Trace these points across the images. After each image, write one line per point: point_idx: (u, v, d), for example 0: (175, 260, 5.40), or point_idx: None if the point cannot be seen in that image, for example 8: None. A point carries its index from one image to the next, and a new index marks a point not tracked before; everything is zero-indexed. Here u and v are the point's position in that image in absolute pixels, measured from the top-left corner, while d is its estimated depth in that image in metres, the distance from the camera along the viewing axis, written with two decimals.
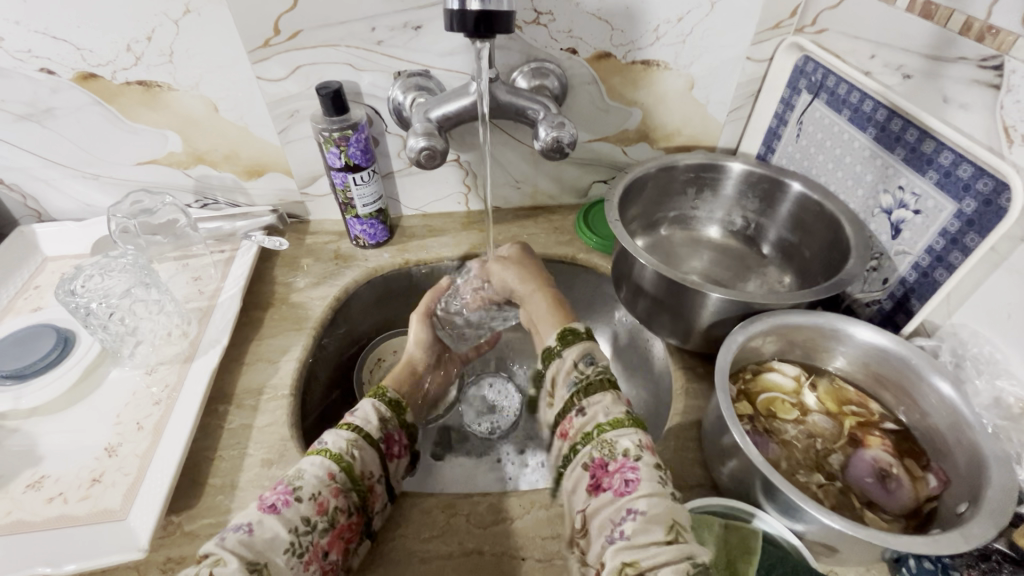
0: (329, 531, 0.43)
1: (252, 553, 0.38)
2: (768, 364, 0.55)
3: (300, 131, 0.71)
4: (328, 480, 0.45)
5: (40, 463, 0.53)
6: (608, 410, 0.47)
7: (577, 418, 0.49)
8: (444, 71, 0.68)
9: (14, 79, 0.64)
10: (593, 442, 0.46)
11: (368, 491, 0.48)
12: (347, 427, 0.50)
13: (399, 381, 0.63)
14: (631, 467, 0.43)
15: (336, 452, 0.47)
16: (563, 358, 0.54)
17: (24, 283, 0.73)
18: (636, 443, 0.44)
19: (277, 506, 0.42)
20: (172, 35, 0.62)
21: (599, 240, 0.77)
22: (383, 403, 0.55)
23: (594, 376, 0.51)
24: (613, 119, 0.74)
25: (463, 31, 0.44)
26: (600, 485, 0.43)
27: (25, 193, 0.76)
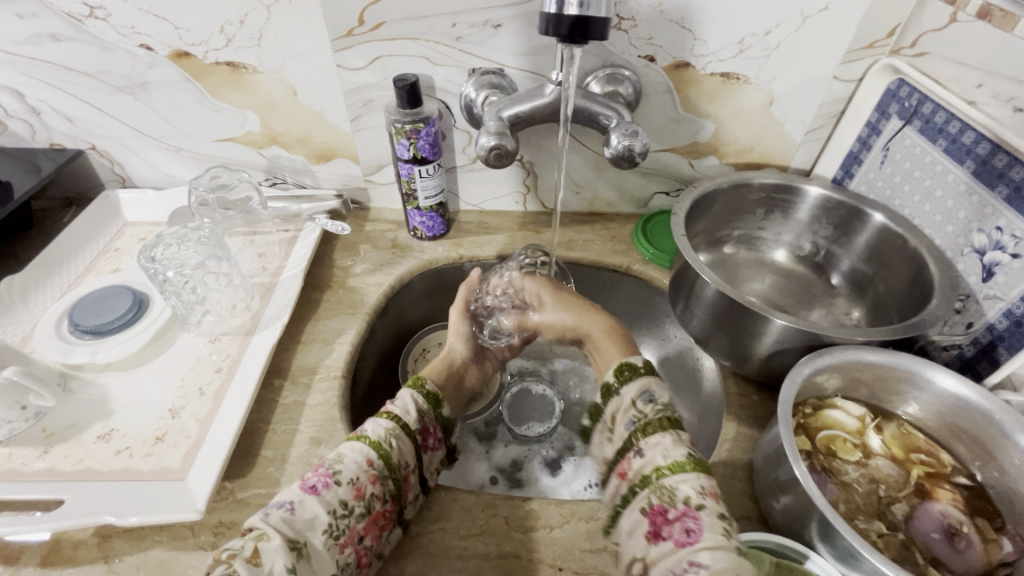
0: (365, 517, 0.44)
1: (292, 531, 0.41)
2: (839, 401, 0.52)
3: (372, 120, 0.73)
4: (366, 466, 0.46)
5: (110, 416, 0.57)
6: (666, 452, 0.46)
7: (635, 460, 0.48)
8: (518, 70, 0.68)
9: (117, 53, 0.68)
10: (652, 487, 0.45)
11: (403, 481, 0.48)
12: (387, 416, 0.51)
13: (437, 370, 0.64)
14: (693, 516, 0.41)
15: (376, 439, 0.48)
16: (621, 394, 0.53)
17: (106, 245, 0.77)
18: (697, 490, 0.43)
19: (318, 488, 0.43)
20: (262, 20, 0.65)
21: (656, 252, 0.76)
22: (422, 395, 0.55)
23: (652, 416, 0.49)
24: (684, 130, 0.72)
25: (556, 35, 0.43)
26: (661, 533, 0.42)
27: (113, 159, 0.81)
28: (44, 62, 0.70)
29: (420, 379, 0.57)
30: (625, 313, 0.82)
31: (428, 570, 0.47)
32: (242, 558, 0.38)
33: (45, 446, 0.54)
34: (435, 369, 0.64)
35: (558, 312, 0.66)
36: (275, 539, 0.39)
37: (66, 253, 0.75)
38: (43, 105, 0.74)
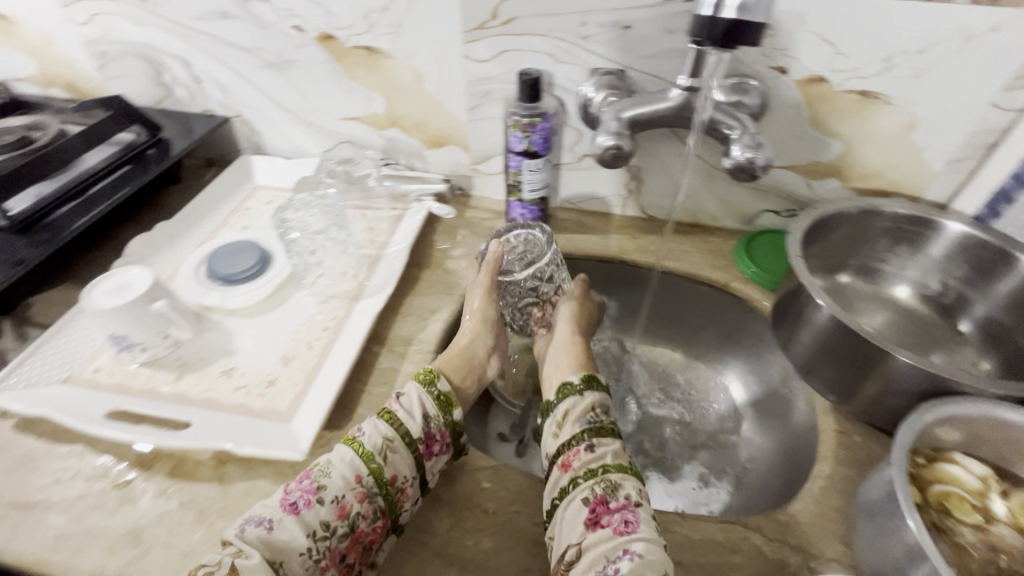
0: (348, 536, 0.46)
1: (270, 550, 0.43)
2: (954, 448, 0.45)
3: (488, 111, 0.76)
4: (354, 484, 0.47)
5: (232, 355, 0.63)
6: (618, 453, 0.50)
7: (585, 453, 0.50)
8: (641, 73, 0.68)
9: (272, 32, 0.75)
10: (597, 479, 0.48)
11: (397, 494, 0.48)
12: (388, 420, 0.51)
13: (456, 367, 0.60)
14: (632, 509, 0.46)
15: (369, 450, 0.49)
16: (581, 395, 0.55)
17: (238, 203, 0.85)
18: (637, 491, 0.48)
19: (299, 506, 0.45)
20: (403, 10, 0.69)
21: (757, 271, 0.72)
22: (433, 399, 0.54)
23: (606, 423, 0.53)
24: (807, 148, 0.69)
25: (709, 40, 0.42)
26: (599, 521, 0.45)
27: (252, 128, 0.89)
28: (212, 37, 0.78)
29: (432, 378, 0.56)
30: (714, 330, 0.80)
31: (501, 548, 0.48)
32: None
33: (179, 372, 0.61)
34: (455, 367, 0.60)
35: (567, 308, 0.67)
36: (252, 554, 0.41)
37: (205, 206, 0.83)
38: (204, 75, 0.84)
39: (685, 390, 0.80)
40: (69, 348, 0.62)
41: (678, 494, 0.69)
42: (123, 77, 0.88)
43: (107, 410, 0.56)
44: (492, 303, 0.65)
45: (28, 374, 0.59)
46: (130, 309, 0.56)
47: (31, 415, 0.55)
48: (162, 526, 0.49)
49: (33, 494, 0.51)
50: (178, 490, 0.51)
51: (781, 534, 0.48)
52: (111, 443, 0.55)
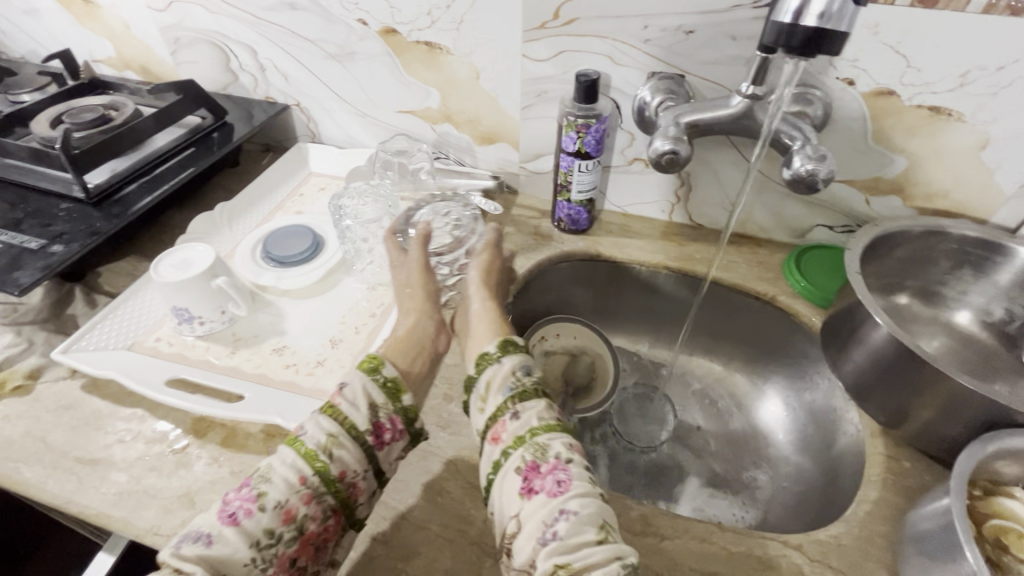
0: (297, 540, 0.42)
1: (206, 564, 0.38)
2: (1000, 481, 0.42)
3: (541, 110, 0.76)
4: (299, 485, 0.43)
5: (283, 335, 0.65)
6: (542, 414, 0.48)
7: (511, 422, 0.47)
8: (700, 79, 0.67)
9: (337, 24, 0.78)
10: (526, 445, 0.46)
11: (347, 490, 0.45)
12: (330, 414, 0.46)
13: (403, 350, 0.53)
14: (563, 468, 0.44)
15: (312, 449, 0.44)
16: (501, 363, 0.51)
17: (293, 189, 0.88)
18: (567, 447, 0.46)
19: (237, 516, 0.41)
20: (465, 7, 0.70)
21: (808, 286, 0.70)
22: (380, 386, 0.48)
23: (529, 385, 0.50)
24: (868, 163, 0.67)
25: (784, 48, 0.41)
26: (533, 487, 0.43)
27: (310, 117, 0.92)
28: (279, 27, 0.81)
29: (376, 365, 0.49)
30: (755, 343, 0.78)
31: None
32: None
33: (234, 347, 0.64)
34: (401, 350, 0.53)
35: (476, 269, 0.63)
36: (191, 569, 0.37)
37: (262, 190, 0.86)
38: (269, 64, 0.87)
39: (727, 408, 0.79)
40: (134, 317, 0.66)
41: (711, 511, 0.69)
42: (193, 63, 0.92)
43: (167, 378, 0.59)
44: (432, 277, 0.61)
45: (97, 338, 0.62)
46: (193, 283, 0.59)
47: (98, 377, 0.58)
48: (214, 491, 0.51)
49: (97, 451, 0.54)
50: (229, 459, 0.54)
51: (822, 555, 0.47)
52: (170, 409, 0.58)
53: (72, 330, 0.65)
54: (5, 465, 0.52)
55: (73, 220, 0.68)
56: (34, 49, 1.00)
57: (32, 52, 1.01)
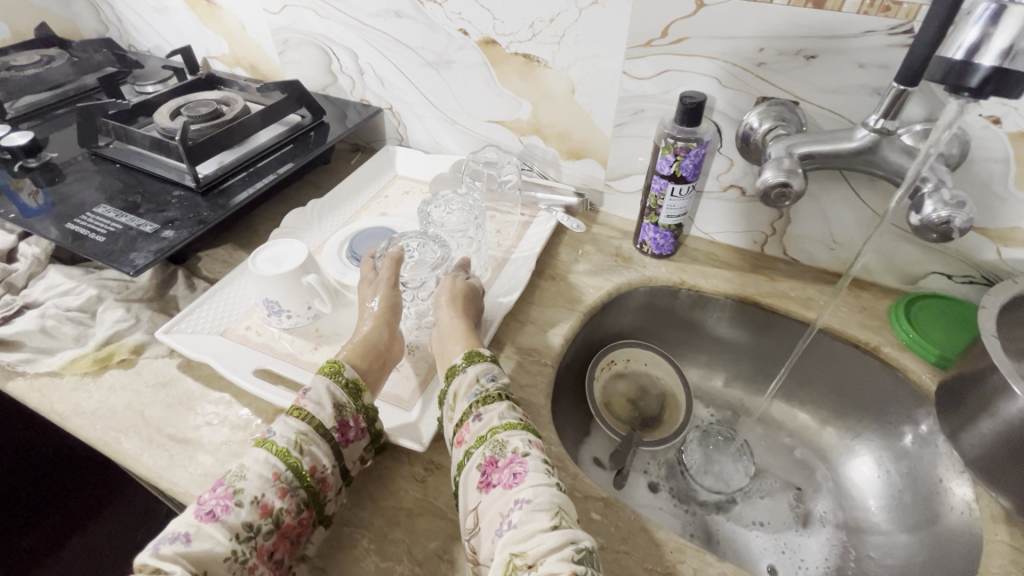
0: (274, 533, 0.43)
1: (192, 561, 0.39)
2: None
3: (636, 129, 0.74)
4: (273, 481, 0.45)
5: None
6: (503, 414, 0.49)
7: (474, 424, 0.49)
8: (817, 107, 0.62)
9: (439, 33, 0.79)
10: (487, 443, 0.47)
11: (318, 485, 0.47)
12: (298, 416, 0.49)
13: (362, 353, 0.56)
14: (519, 461, 0.45)
15: (283, 447, 0.47)
16: (465, 372, 0.53)
17: (379, 190, 0.90)
18: (525, 442, 0.47)
19: (215, 512, 0.42)
20: (570, 21, 0.69)
21: (917, 338, 0.64)
22: (341, 388, 0.51)
23: (492, 390, 0.52)
24: (1006, 211, 0.60)
25: (943, 83, 0.38)
26: (491, 482, 0.45)
27: (401, 120, 0.94)
28: (382, 33, 0.83)
29: (337, 368, 0.53)
30: (850, 395, 0.72)
31: None
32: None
33: (316, 343, 0.65)
34: (360, 354, 0.56)
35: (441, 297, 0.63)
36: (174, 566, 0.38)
37: (351, 190, 0.89)
38: (368, 68, 0.90)
39: (810, 461, 0.74)
40: (229, 303, 0.69)
41: (772, 549, 0.67)
42: (297, 63, 0.96)
43: (255, 367, 0.61)
44: (396, 293, 0.62)
45: (195, 322, 0.66)
46: (287, 279, 0.61)
47: (194, 359, 0.61)
48: None
49: (188, 431, 0.57)
50: None
51: None
52: (254, 398, 0.60)
53: (173, 311, 0.69)
54: (108, 434, 0.56)
55: (183, 208, 0.72)
56: (159, 44, 1.09)
57: (158, 46, 1.10)
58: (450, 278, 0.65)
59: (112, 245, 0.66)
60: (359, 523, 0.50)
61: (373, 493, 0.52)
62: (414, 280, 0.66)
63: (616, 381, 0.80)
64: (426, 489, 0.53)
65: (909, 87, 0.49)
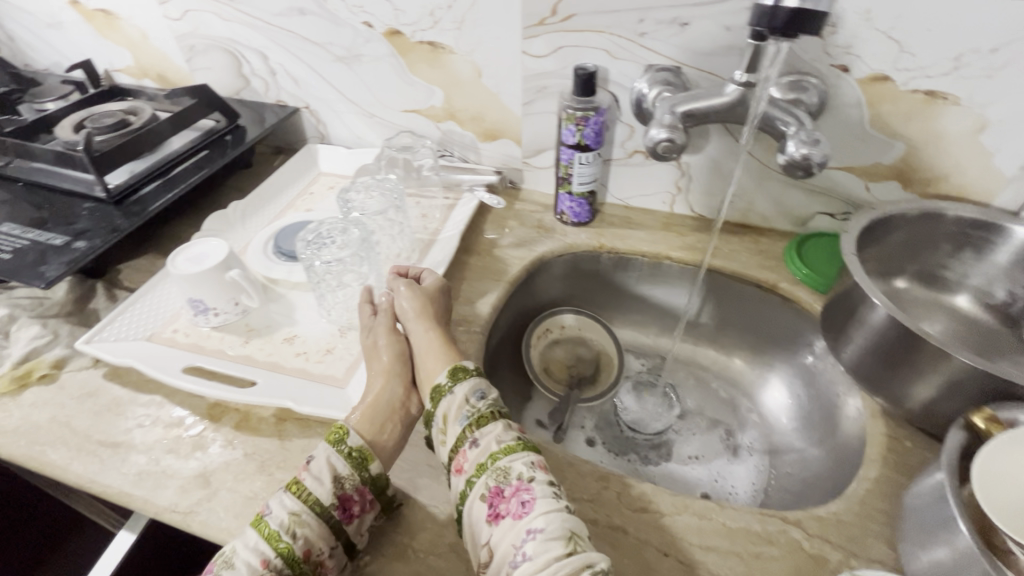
0: None
1: None
2: (985, 418, 0.44)
3: (542, 106, 0.78)
4: (260, 569, 0.43)
5: (294, 325, 0.67)
6: (500, 437, 0.49)
7: (471, 450, 0.49)
8: (697, 70, 0.68)
9: (344, 28, 0.80)
10: (489, 471, 0.47)
11: (313, 567, 0.45)
12: (295, 491, 0.47)
13: (372, 417, 0.53)
14: (526, 488, 0.45)
15: (276, 530, 0.45)
16: (452, 394, 0.52)
17: (304, 188, 0.91)
18: (528, 466, 0.47)
19: None
20: (467, 7, 0.72)
21: (810, 273, 0.71)
22: (345, 460, 0.49)
23: (484, 410, 0.51)
24: (868, 150, 0.68)
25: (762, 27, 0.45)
26: (499, 512, 0.44)
27: (319, 119, 0.95)
28: (288, 32, 0.84)
29: (342, 435, 0.51)
30: (761, 331, 0.79)
31: None
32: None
33: (247, 337, 0.66)
34: (370, 417, 0.53)
35: (411, 316, 0.60)
36: None
37: (273, 189, 0.89)
38: (279, 68, 0.90)
39: (733, 397, 0.81)
40: (152, 309, 0.68)
41: (705, 477, 0.73)
42: (207, 70, 0.95)
43: (184, 365, 0.62)
44: (395, 340, 0.61)
45: (117, 330, 0.65)
46: (209, 276, 0.62)
47: (118, 365, 0.61)
48: (228, 472, 0.53)
49: (118, 435, 0.56)
50: (243, 442, 0.56)
51: (820, 530, 0.48)
52: (186, 396, 0.60)
53: (94, 323, 0.68)
54: (33, 448, 0.55)
55: (94, 219, 0.71)
56: (57, 61, 1.05)
57: (56, 63, 1.06)
58: (409, 289, 0.63)
59: (21, 261, 0.64)
60: None
61: None
62: (329, 260, 0.67)
63: (552, 348, 0.84)
64: None
65: (762, 41, 0.55)
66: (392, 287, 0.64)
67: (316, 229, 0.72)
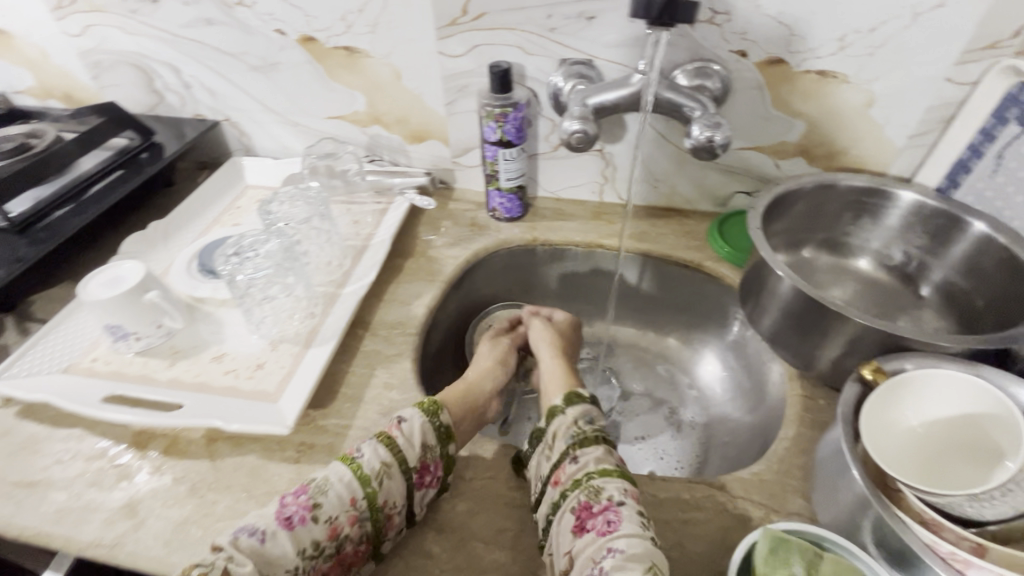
0: (332, 558, 0.45)
1: (257, 562, 0.42)
2: (873, 371, 0.48)
3: (464, 105, 0.79)
4: (348, 505, 0.46)
5: (223, 343, 0.66)
6: (600, 458, 0.49)
7: (570, 465, 0.49)
8: (607, 62, 0.71)
9: (256, 36, 0.79)
10: (581, 487, 0.47)
11: (383, 521, 0.47)
12: (387, 444, 0.49)
13: (458, 402, 0.57)
14: (615, 509, 0.44)
15: (367, 473, 0.47)
16: (563, 414, 0.54)
17: (230, 203, 0.88)
18: (621, 491, 0.46)
19: (293, 521, 0.44)
20: (379, 9, 0.72)
21: (731, 250, 0.75)
22: (434, 430, 0.52)
23: (591, 433, 0.51)
24: (772, 129, 0.71)
25: (644, 19, 0.50)
26: (585, 526, 0.45)
27: (242, 131, 0.93)
28: (199, 43, 0.82)
29: (435, 408, 0.53)
30: (693, 309, 0.82)
31: (478, 510, 0.51)
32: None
33: (172, 360, 0.64)
34: (459, 400, 0.57)
35: (540, 341, 0.69)
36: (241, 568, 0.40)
37: (196, 206, 0.86)
38: (193, 80, 0.87)
39: (673, 374, 0.84)
40: (68, 339, 0.65)
41: (650, 455, 0.75)
42: (117, 86, 0.91)
43: (104, 395, 0.59)
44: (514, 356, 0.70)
45: (30, 364, 0.62)
46: (125, 300, 0.59)
47: (31, 401, 0.58)
48: (157, 500, 0.52)
49: (35, 473, 0.54)
50: (172, 466, 0.54)
51: (744, 491, 0.50)
52: (108, 426, 0.58)
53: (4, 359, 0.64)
54: None
55: None
56: None
57: None
58: (542, 325, 0.72)
59: None
60: (233, 516, 0.50)
61: (246, 485, 0.52)
62: (250, 271, 0.69)
63: None
64: (301, 471, 0.54)
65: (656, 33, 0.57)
66: (529, 321, 0.74)
67: (247, 238, 0.75)
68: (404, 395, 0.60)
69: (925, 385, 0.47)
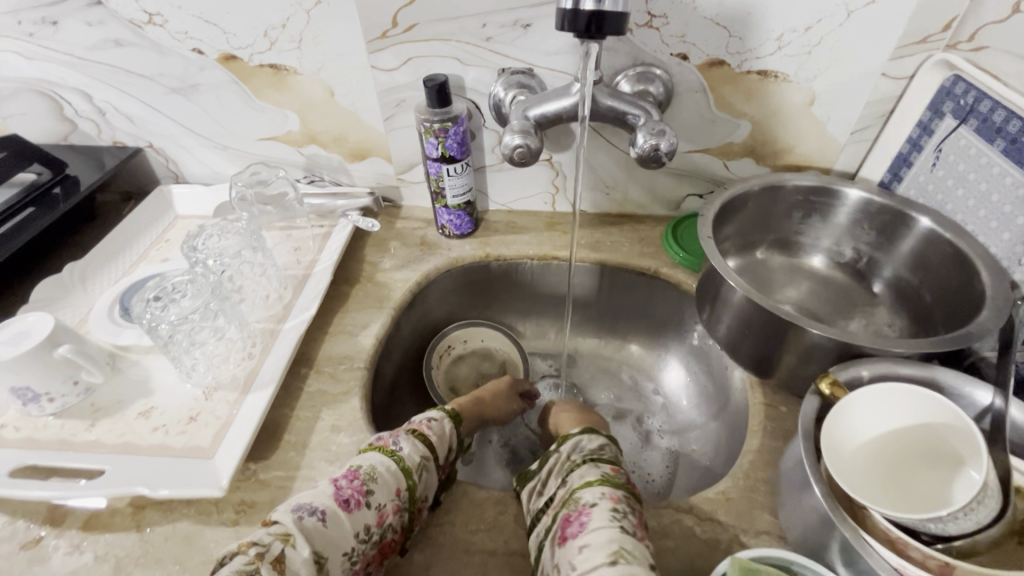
0: (377, 545, 0.45)
1: (317, 542, 0.41)
2: (830, 384, 0.47)
3: (404, 119, 0.75)
4: (395, 494, 0.46)
5: (151, 395, 0.60)
6: (584, 472, 0.48)
7: (560, 489, 0.48)
8: (548, 70, 0.68)
9: (171, 57, 0.73)
10: (564, 502, 0.46)
11: (417, 512, 0.48)
12: (420, 439, 0.52)
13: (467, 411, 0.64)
14: (587, 512, 0.44)
15: (409, 465, 0.49)
16: (559, 451, 0.53)
17: (158, 236, 0.82)
18: (597, 493, 0.45)
19: (351, 502, 0.44)
20: (303, 23, 0.68)
21: (686, 256, 0.74)
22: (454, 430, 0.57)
23: (579, 459, 0.51)
24: (718, 131, 0.70)
25: (574, 30, 0.48)
26: (565, 535, 0.43)
27: (168, 157, 0.87)
28: (109, 66, 0.75)
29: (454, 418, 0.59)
30: (653, 316, 0.80)
31: (437, 559, 0.48)
32: (269, 560, 0.38)
33: (93, 420, 0.58)
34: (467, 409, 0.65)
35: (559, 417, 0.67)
36: (306, 545, 0.40)
37: (120, 242, 0.79)
38: (107, 106, 0.80)
39: (638, 384, 0.82)
40: None
41: None
42: (22, 116, 0.84)
43: (12, 467, 0.53)
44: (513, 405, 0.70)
45: None
46: (31, 359, 0.53)
47: None
48: None
49: None
50: (93, 542, 0.49)
51: (710, 513, 0.49)
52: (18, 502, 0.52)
53: None
54: None
55: None
56: None
57: None
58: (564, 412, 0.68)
59: None
60: None
61: (178, 556, 0.48)
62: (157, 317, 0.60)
63: (457, 366, 0.82)
64: (241, 533, 0.49)
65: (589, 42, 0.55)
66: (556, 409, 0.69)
67: (165, 281, 0.68)
68: (353, 437, 0.56)
69: (876, 399, 0.47)
